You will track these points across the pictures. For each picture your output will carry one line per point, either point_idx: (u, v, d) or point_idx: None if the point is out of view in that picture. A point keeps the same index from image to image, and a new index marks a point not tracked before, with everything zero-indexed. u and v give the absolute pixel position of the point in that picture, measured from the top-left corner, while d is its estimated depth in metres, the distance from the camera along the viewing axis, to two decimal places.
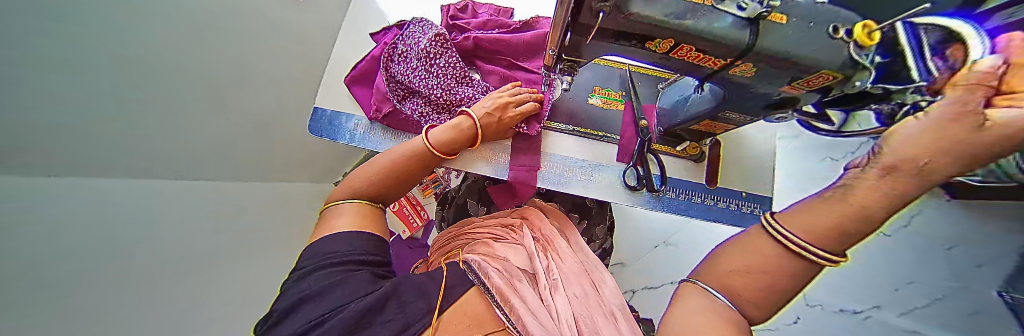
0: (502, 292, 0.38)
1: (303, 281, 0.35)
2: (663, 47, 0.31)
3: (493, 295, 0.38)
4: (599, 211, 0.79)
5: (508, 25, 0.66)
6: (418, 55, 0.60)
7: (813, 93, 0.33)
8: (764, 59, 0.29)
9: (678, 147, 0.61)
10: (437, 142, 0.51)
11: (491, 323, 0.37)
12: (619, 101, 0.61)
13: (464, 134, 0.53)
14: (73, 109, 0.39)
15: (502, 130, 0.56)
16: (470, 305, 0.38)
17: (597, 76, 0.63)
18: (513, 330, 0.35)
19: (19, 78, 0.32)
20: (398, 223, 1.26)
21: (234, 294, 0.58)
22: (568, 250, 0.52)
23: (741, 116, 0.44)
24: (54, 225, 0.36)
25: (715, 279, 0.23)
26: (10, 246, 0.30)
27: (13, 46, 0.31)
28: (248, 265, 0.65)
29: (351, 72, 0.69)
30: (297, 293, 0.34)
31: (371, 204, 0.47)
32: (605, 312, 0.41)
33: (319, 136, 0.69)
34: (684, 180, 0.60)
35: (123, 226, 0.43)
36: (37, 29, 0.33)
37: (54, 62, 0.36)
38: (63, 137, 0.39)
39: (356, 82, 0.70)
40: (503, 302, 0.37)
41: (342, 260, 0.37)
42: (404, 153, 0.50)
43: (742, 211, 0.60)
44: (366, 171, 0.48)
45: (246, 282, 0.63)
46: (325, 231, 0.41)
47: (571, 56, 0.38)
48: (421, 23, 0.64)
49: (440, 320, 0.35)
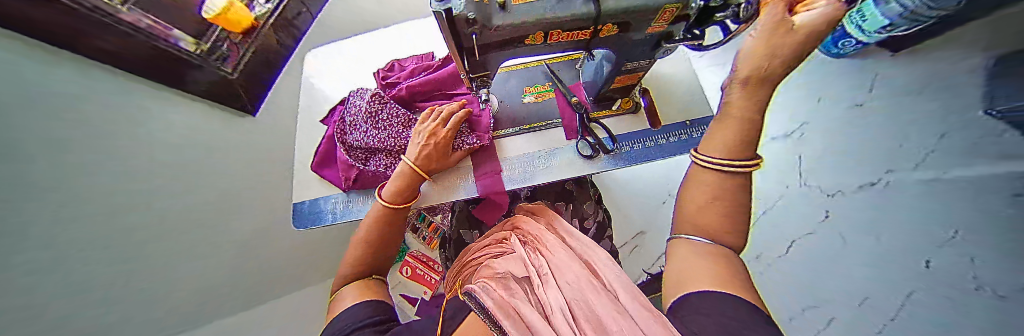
0: (496, 307, 0.38)
1: None
2: (539, 39, 0.38)
3: (486, 314, 0.38)
4: (581, 191, 0.82)
5: (431, 66, 0.75)
6: (363, 117, 0.66)
7: (676, 23, 0.39)
8: (616, 17, 0.35)
9: (614, 107, 0.67)
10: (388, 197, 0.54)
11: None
12: (548, 91, 0.69)
13: (412, 178, 0.55)
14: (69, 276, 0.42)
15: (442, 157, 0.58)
16: (470, 330, 0.39)
17: (522, 79, 0.71)
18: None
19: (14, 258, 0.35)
20: (418, 286, 1.26)
21: None
22: (558, 245, 0.54)
23: (640, 63, 0.50)
24: None
25: (697, 230, 0.30)
26: None
27: (20, 242, 0.36)
28: None
29: (314, 161, 0.74)
30: None
31: (369, 277, 0.48)
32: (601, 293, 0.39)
33: (303, 226, 0.70)
34: (630, 132, 0.65)
35: None
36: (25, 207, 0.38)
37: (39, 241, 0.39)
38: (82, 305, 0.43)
39: (321, 166, 0.74)
40: (496, 318, 0.37)
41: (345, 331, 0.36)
42: (372, 221, 0.53)
43: (694, 136, 0.65)
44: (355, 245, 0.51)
45: None
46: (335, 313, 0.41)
47: (477, 73, 0.45)
48: (359, 93, 0.71)
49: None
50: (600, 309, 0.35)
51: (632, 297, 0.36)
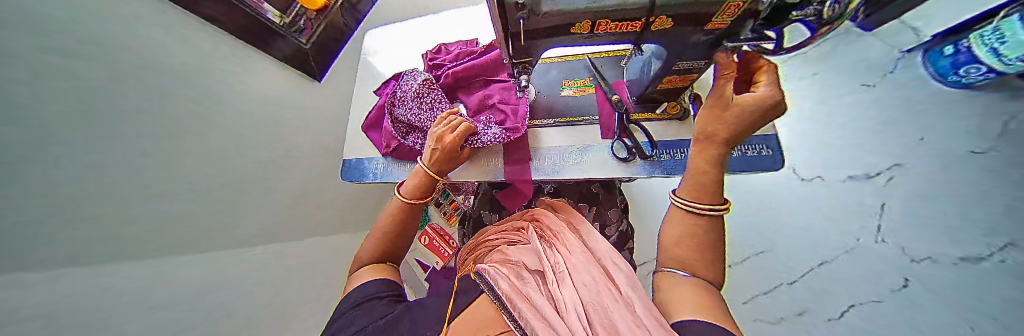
0: (509, 296, 0.41)
1: (339, 320, 0.45)
2: (585, 28, 0.37)
3: (501, 302, 0.41)
4: (607, 195, 0.80)
5: (474, 51, 0.78)
6: (411, 97, 0.70)
7: (743, 19, 0.34)
8: (671, 9, 0.32)
9: (658, 110, 0.63)
10: (407, 193, 0.58)
11: (497, 324, 0.39)
12: (589, 86, 0.68)
13: (429, 179, 0.59)
14: (167, 202, 0.52)
15: (450, 159, 0.60)
16: (479, 311, 0.43)
17: (563, 71, 0.71)
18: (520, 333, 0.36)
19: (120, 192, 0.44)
20: (431, 255, 1.35)
21: None
22: (575, 244, 0.54)
23: (694, 64, 0.46)
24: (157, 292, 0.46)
25: (674, 262, 0.37)
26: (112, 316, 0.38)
27: (134, 179, 0.46)
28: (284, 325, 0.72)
29: (364, 122, 0.81)
30: (335, 329, 0.44)
31: (383, 263, 0.56)
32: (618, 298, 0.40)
33: (349, 179, 0.82)
34: (673, 140, 0.61)
35: (197, 292, 0.53)
36: (128, 151, 0.45)
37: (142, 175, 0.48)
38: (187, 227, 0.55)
39: (370, 129, 0.82)
40: (511, 309, 0.39)
41: (361, 300, 0.47)
42: (390, 211, 0.59)
43: (748, 154, 0.58)
44: (378, 228, 0.57)
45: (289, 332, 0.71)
46: (352, 285, 0.51)
47: (521, 59, 0.46)
48: (412, 72, 0.75)
49: (447, 329, 0.41)
50: (618, 320, 0.36)
51: (647, 308, 0.36)
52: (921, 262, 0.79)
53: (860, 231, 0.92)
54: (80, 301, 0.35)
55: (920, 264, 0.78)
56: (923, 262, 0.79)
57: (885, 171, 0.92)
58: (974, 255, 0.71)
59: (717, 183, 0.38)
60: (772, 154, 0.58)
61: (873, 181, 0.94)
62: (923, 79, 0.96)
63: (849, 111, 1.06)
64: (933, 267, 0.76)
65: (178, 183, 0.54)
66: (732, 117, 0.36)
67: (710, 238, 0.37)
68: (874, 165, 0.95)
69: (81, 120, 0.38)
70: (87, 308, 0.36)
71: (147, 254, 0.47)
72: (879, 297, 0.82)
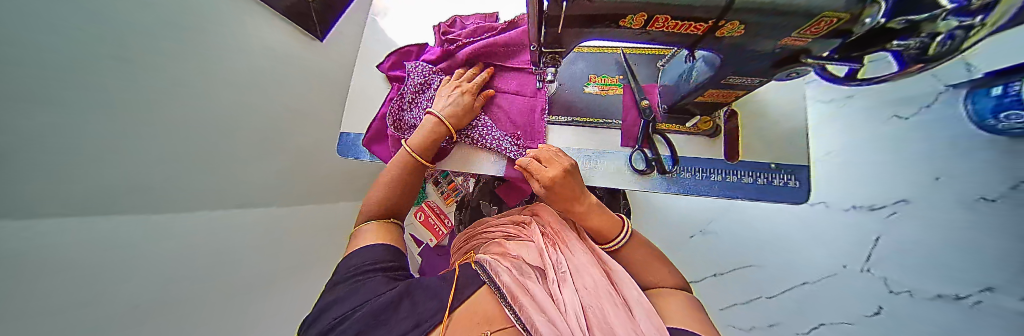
0: (512, 293, 0.42)
1: (336, 290, 0.45)
2: (637, 22, 0.31)
3: (503, 296, 0.42)
4: (611, 200, 0.77)
5: (495, 26, 0.70)
6: (427, 98, 0.67)
7: (830, 37, 0.28)
8: (751, 15, 0.26)
9: (688, 123, 0.58)
10: (416, 147, 0.58)
11: (498, 321, 0.42)
12: (617, 85, 0.61)
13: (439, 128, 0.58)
14: (127, 165, 0.46)
15: (469, 114, 0.60)
16: (481, 303, 0.44)
17: (591, 65, 0.64)
18: (522, 329, 0.38)
19: (57, 158, 0.37)
20: (425, 232, 1.37)
21: (262, 311, 0.69)
22: (576, 241, 0.52)
23: (749, 79, 0.41)
24: (110, 267, 0.42)
25: (651, 282, 0.49)
26: (42, 292, 0.33)
27: (76, 135, 0.39)
28: (260, 298, 0.70)
29: (366, 135, 0.75)
30: (330, 298, 0.44)
31: (385, 220, 0.56)
32: (616, 300, 0.41)
33: (348, 156, 0.81)
34: (696, 157, 0.57)
35: (165, 265, 0.50)
36: (71, 100, 0.38)
37: (93, 129, 0.41)
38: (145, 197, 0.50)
39: (373, 142, 0.76)
40: (513, 303, 0.41)
41: (360, 271, 0.46)
42: (392, 163, 0.59)
43: (773, 184, 0.55)
44: (380, 180, 0.58)
45: (268, 301, 0.72)
46: (354, 246, 0.52)
47: (551, 48, 0.40)
48: (418, 68, 0.69)
49: (449, 319, 0.41)
50: (615, 322, 0.38)
51: (646, 314, 0.38)
52: (901, 295, 0.67)
53: (855, 258, 0.81)
54: (16, 273, 0.31)
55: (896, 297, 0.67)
56: (903, 294, 0.67)
57: (888, 205, 0.71)
58: (954, 293, 0.55)
59: (614, 227, 0.51)
60: (797, 187, 0.54)
61: (877, 213, 0.74)
62: (942, 118, 0.62)
63: (860, 148, 0.83)
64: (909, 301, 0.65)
65: (125, 157, 0.46)
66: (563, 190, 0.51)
67: (655, 256, 0.51)
68: (916, 183, 0.65)
69: (18, 89, 0.31)
70: (17, 284, 0.31)
71: (90, 222, 0.41)
72: (856, 320, 0.78)
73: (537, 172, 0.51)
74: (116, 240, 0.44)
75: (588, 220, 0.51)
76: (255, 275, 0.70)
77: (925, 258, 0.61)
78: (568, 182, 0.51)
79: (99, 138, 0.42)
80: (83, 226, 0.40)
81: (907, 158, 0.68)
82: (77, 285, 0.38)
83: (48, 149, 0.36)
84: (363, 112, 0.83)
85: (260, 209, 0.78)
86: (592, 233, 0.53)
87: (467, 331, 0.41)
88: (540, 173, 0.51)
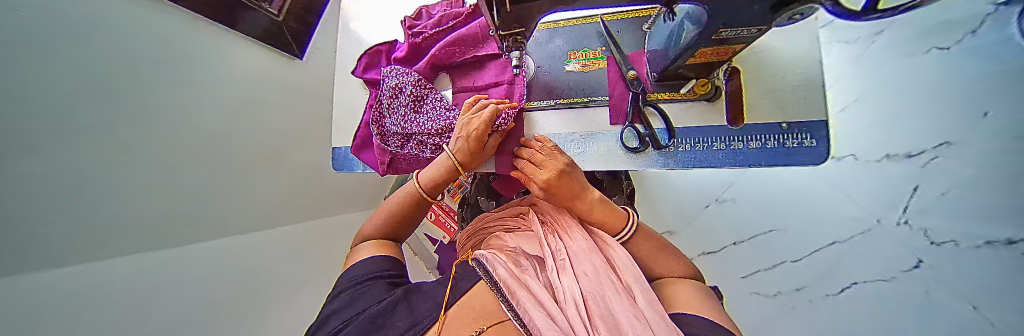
0: (507, 285, 0.39)
1: (336, 298, 0.43)
2: None
3: (499, 289, 0.39)
4: (613, 182, 0.73)
5: (462, 13, 0.66)
6: (404, 101, 0.65)
7: None
8: None
9: (683, 89, 0.53)
10: (425, 182, 0.54)
11: (497, 315, 0.39)
12: (599, 58, 0.56)
13: (446, 169, 0.54)
14: (125, 195, 0.48)
15: (486, 152, 0.57)
16: (478, 299, 0.41)
17: (570, 40, 0.59)
18: (519, 325, 0.35)
19: (67, 187, 0.40)
20: (438, 230, 1.40)
21: (284, 322, 0.71)
22: (576, 227, 0.49)
23: (743, 30, 0.35)
24: (127, 292, 0.44)
25: (665, 270, 0.45)
26: (64, 317, 0.36)
27: (77, 169, 0.41)
28: (281, 310, 0.72)
29: (353, 144, 0.75)
30: (331, 307, 0.43)
31: (384, 239, 0.53)
32: (620, 287, 0.38)
33: (342, 170, 0.82)
34: (696, 126, 0.52)
35: (185, 284, 0.52)
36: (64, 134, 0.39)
37: (96, 161, 0.43)
38: (166, 219, 0.54)
39: (360, 150, 0.76)
40: (509, 296, 0.38)
41: (362, 277, 0.45)
42: (403, 195, 0.56)
43: (785, 146, 0.49)
44: (383, 207, 0.56)
45: (289, 312, 0.74)
46: (353, 259, 0.50)
47: (511, 29, 0.36)
48: (393, 71, 0.67)
49: (446, 315, 0.39)
50: (617, 308, 0.34)
51: (649, 301, 0.35)
52: (942, 245, 0.58)
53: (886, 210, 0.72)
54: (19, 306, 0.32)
55: (939, 248, 0.58)
56: (944, 244, 0.57)
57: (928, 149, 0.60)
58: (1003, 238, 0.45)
59: (615, 210, 0.50)
60: (814, 146, 0.48)
61: (913, 160, 0.64)
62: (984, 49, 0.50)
63: (884, 91, 0.73)
64: (952, 251, 0.56)
65: (134, 185, 0.49)
66: (567, 191, 0.48)
67: (663, 242, 0.49)
68: (958, 122, 0.54)
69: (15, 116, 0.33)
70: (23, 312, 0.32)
71: (91, 258, 0.42)
72: (891, 275, 0.69)
73: (532, 174, 0.51)
74: (141, 265, 0.48)
75: (591, 212, 0.49)
76: (275, 286, 0.72)
77: (968, 203, 0.52)
78: (568, 180, 0.47)
79: (104, 168, 0.45)
80: (101, 260, 0.43)
81: (938, 92, 0.58)
82: (103, 309, 0.40)
83: (60, 178, 0.39)
84: (349, 123, 0.82)
85: (269, 230, 0.79)
86: (596, 222, 0.49)
87: (461, 329, 0.37)
88: (534, 175, 0.51)
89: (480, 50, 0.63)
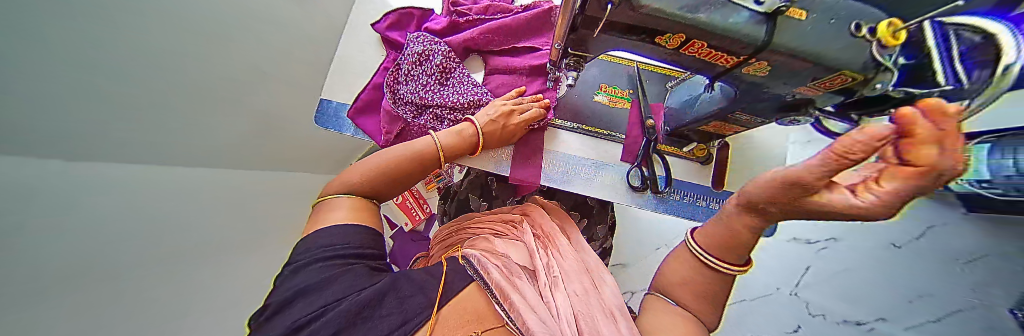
0: (503, 290, 0.40)
1: (298, 275, 0.37)
2: (673, 43, 0.31)
3: (494, 293, 0.40)
4: (600, 210, 0.78)
5: (510, 10, 0.67)
6: (430, 71, 0.62)
7: (836, 95, 0.31)
8: (781, 59, 0.28)
9: (685, 148, 0.61)
10: (445, 145, 0.54)
11: (489, 320, 0.39)
12: (625, 99, 0.62)
13: (467, 138, 0.55)
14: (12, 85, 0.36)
15: (506, 137, 0.58)
16: (469, 299, 0.40)
17: (603, 73, 0.63)
18: (514, 327, 0.37)
19: None
20: (401, 215, 1.28)
21: (229, 278, 0.62)
22: (569, 247, 0.52)
23: (751, 118, 0.43)
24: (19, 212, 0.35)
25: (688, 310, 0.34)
26: None
27: None
28: (227, 265, 0.63)
29: (352, 104, 0.68)
30: (292, 287, 0.36)
31: (364, 199, 0.49)
32: (607, 309, 0.42)
33: (325, 127, 0.72)
34: (687, 182, 0.60)
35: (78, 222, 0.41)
36: None
37: None
38: (80, 142, 0.45)
39: (359, 114, 0.69)
40: (505, 302, 0.39)
41: (335, 254, 0.39)
42: (414, 149, 0.53)
43: None
44: (382, 154, 0.51)
45: (238, 269, 0.65)
46: (323, 221, 0.43)
47: (577, 51, 0.38)
48: (420, 38, 0.63)
49: (438, 315, 0.37)
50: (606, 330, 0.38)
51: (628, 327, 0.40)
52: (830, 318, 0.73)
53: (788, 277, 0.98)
54: None
55: (814, 318, 0.95)
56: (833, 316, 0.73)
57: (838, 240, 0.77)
58: None
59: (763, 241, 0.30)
60: None
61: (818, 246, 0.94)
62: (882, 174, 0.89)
63: None
64: None
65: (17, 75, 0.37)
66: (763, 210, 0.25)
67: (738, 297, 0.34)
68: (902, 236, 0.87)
69: None
70: None
71: None
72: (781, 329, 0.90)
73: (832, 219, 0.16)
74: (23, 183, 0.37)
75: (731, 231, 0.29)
76: (223, 237, 0.63)
77: None
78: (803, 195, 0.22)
79: None
80: None
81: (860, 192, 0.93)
82: None
83: None
84: (349, 78, 0.74)
85: (214, 171, 0.68)
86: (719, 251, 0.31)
87: (456, 330, 0.37)
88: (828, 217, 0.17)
89: (522, 50, 0.65)
